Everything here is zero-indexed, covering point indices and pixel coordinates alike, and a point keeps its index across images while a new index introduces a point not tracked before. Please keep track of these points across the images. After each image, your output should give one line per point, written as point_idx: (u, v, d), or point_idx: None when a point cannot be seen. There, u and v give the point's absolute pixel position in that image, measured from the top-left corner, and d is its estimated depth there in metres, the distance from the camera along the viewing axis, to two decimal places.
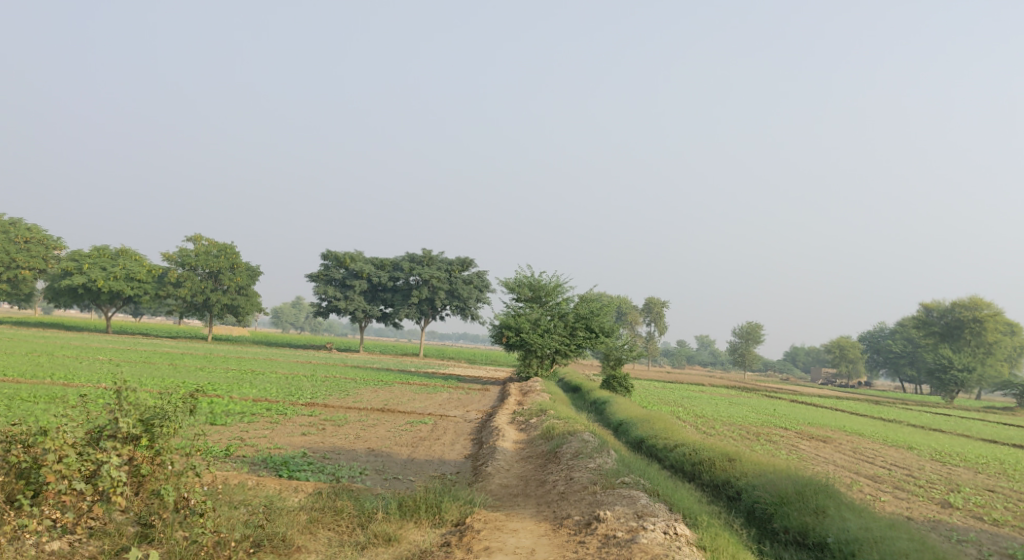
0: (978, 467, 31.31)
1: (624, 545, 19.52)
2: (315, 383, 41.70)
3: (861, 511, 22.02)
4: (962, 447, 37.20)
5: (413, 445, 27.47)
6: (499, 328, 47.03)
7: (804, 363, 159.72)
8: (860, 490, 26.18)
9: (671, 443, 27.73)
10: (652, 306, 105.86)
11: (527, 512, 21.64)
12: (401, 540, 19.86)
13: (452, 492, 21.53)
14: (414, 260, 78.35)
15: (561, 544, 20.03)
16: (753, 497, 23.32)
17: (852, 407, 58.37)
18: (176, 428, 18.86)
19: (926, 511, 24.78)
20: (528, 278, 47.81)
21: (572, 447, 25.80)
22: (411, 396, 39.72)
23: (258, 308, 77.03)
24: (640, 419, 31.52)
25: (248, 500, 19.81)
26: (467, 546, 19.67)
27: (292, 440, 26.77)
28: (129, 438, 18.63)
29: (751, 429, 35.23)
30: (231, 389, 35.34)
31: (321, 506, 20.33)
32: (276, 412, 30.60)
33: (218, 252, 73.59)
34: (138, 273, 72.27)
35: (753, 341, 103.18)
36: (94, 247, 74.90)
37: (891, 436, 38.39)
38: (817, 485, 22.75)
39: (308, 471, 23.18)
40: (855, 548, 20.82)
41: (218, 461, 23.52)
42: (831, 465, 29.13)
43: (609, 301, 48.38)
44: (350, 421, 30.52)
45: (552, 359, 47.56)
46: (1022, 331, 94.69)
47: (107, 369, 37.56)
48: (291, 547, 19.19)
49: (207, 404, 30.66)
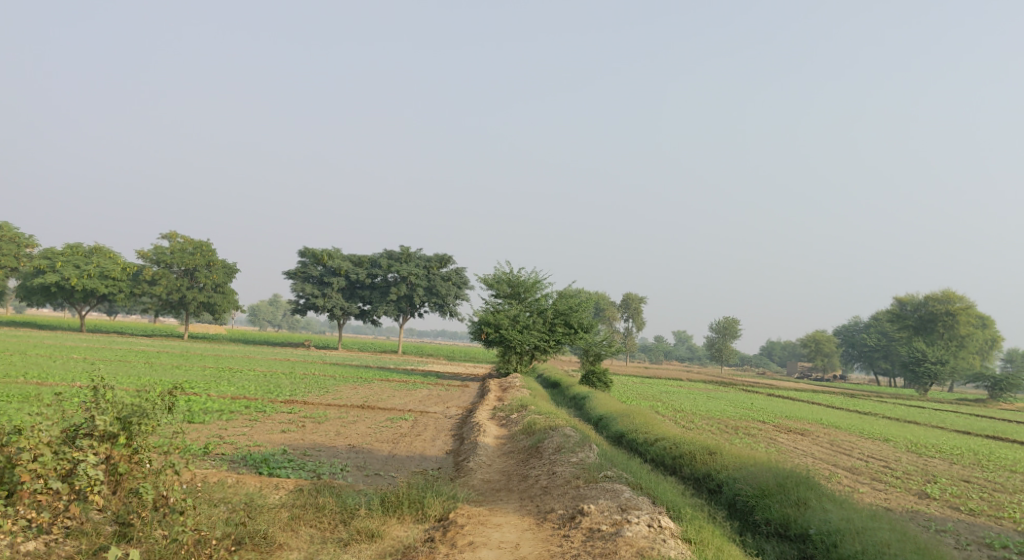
0: (954, 458, 31.45)
1: (608, 538, 19.43)
2: (293, 381, 41.43)
3: (842, 503, 22.01)
4: (937, 438, 37.38)
5: (394, 442, 27.27)
6: (478, 325, 46.81)
7: (780, 358, 160.65)
8: (838, 481, 26.22)
9: (651, 436, 27.69)
10: (630, 302, 105.95)
11: (510, 506, 21.52)
12: (385, 536, 19.69)
13: (434, 487, 21.37)
14: (392, 257, 78.06)
15: (545, 539, 19.92)
16: (734, 489, 23.31)
17: (828, 400, 58.61)
18: (154, 426, 18.64)
19: (903, 502, 24.84)
20: (507, 274, 47.60)
21: (554, 442, 25.69)
22: (390, 393, 39.50)
23: (235, 306, 76.57)
24: (620, 413, 31.47)
25: (228, 498, 19.55)
26: (451, 540, 19.54)
27: (272, 437, 26.53)
28: (106, 436, 18.37)
29: (729, 422, 35.26)
30: (208, 387, 35.02)
31: (302, 503, 20.13)
32: (255, 410, 30.36)
33: (194, 249, 73.04)
34: (113, 271, 71.64)
35: (730, 335, 103.44)
36: (67, 245, 74.18)
37: (867, 428, 38.53)
38: (798, 477, 22.77)
39: (289, 468, 23.01)
40: (836, 539, 20.80)
41: (197, 460, 23.27)
42: (809, 458, 29.19)
43: (588, 297, 48.33)
44: (329, 418, 30.29)
45: (531, 355, 47.49)
46: (994, 325, 95.44)
47: (81, 368, 37.10)
48: (273, 545, 18.97)
49: (184, 402, 30.37)
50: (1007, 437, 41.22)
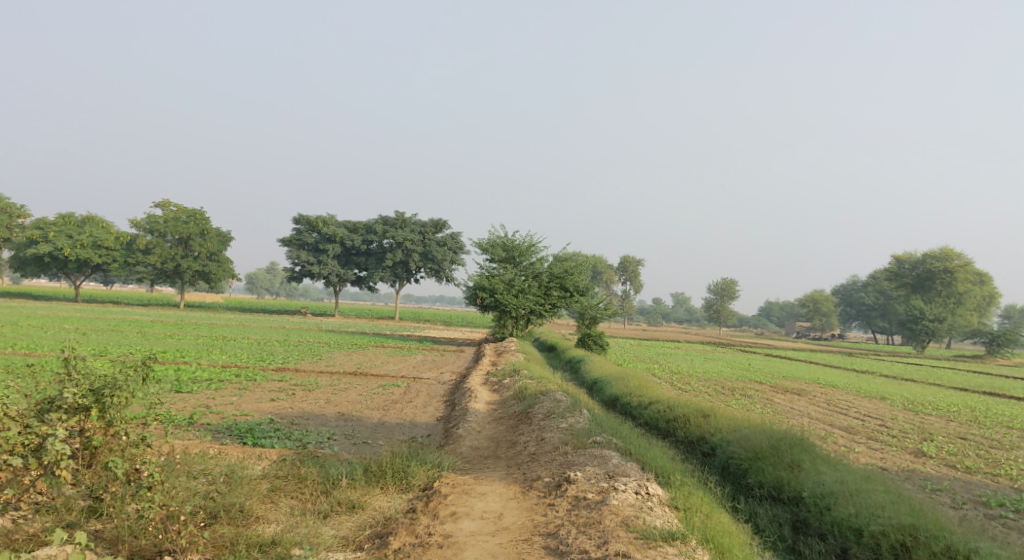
0: (950, 416, 31.09)
1: (594, 507, 19.04)
2: (287, 348, 40.99)
3: (836, 465, 21.63)
4: (933, 395, 37.08)
5: (384, 409, 26.87)
6: (473, 289, 46.20)
7: (778, 318, 160.86)
8: (834, 441, 25.89)
9: (645, 400, 27.29)
10: (627, 265, 105.52)
11: (496, 474, 21.10)
12: (366, 507, 19.32)
13: (419, 455, 20.98)
14: (387, 223, 77.36)
15: (529, 508, 19.51)
16: (728, 452, 22.89)
17: (825, 359, 58.37)
18: (128, 398, 18.07)
19: (899, 461, 24.52)
20: (502, 237, 46.87)
21: (545, 407, 25.28)
22: (385, 359, 39.03)
23: (230, 274, 75.98)
24: (615, 377, 31.01)
25: (208, 469, 19.14)
26: (432, 511, 19.15)
27: (260, 406, 26.07)
28: (78, 409, 17.86)
29: (725, 384, 34.86)
30: (199, 355, 34.62)
31: (284, 474, 19.74)
32: (244, 378, 29.92)
33: (187, 218, 72.34)
34: (106, 241, 71.15)
35: (728, 297, 103.04)
36: (60, 215, 73.39)
37: (864, 387, 38.13)
38: (792, 439, 22.40)
39: (274, 438, 22.56)
40: (830, 501, 20.41)
41: (180, 430, 22.82)
42: (805, 418, 28.87)
43: (583, 260, 47.71)
44: (320, 386, 29.78)
45: (527, 319, 47.04)
46: (992, 282, 95.26)
47: (71, 338, 36.63)
48: (250, 518, 18.53)
49: (173, 372, 29.90)
50: (1005, 393, 40.91)
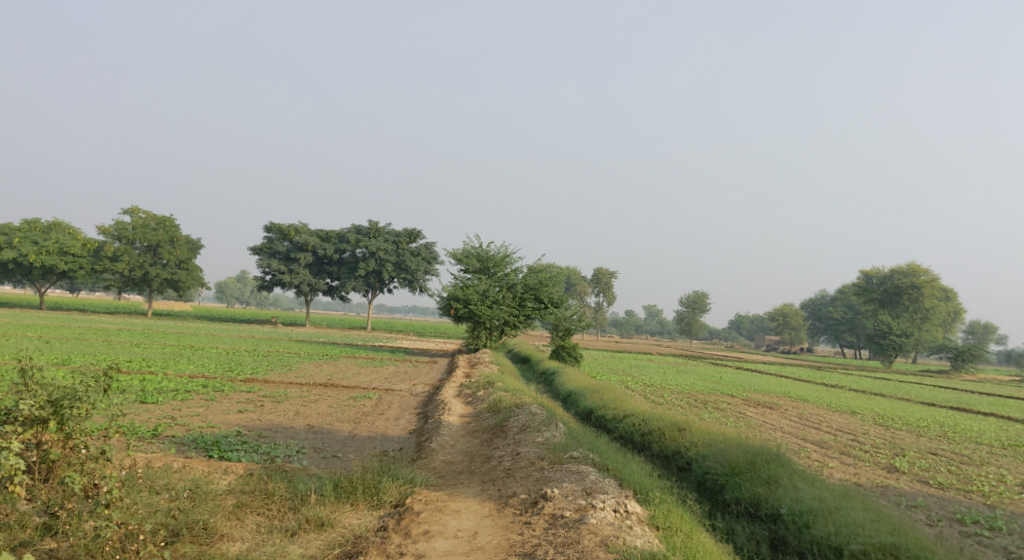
0: (920, 431, 30.84)
1: (572, 526, 18.54)
2: (256, 359, 40.27)
3: (814, 481, 21.22)
4: (904, 411, 36.81)
5: (355, 422, 26.24)
6: (447, 300, 45.54)
7: (748, 331, 161.25)
8: (807, 456, 25.50)
9: (620, 413, 26.84)
10: (600, 277, 105.26)
11: (470, 490, 20.55)
12: (335, 524, 18.74)
13: (392, 471, 20.36)
14: (360, 232, 76.71)
15: (505, 526, 18.99)
16: (704, 467, 22.49)
17: (795, 372, 58.38)
18: (88, 410, 17.45)
19: (873, 477, 24.16)
20: (476, 248, 46.33)
21: (519, 420, 24.72)
22: (356, 370, 38.36)
23: (199, 283, 74.96)
24: (590, 389, 30.60)
25: (172, 484, 18.54)
26: (405, 530, 18.56)
27: (227, 418, 25.36)
28: (36, 421, 17.18)
29: (698, 396, 34.47)
30: (165, 365, 33.78)
31: (251, 489, 19.06)
32: (212, 389, 29.16)
33: (156, 225, 71.38)
34: (72, 248, 69.62)
35: (699, 309, 102.95)
36: (25, 221, 72.06)
37: (834, 401, 37.83)
38: (768, 454, 22.02)
39: (241, 451, 21.89)
40: (809, 519, 20.00)
41: (143, 443, 22.09)
42: (778, 432, 28.47)
43: (559, 272, 47.31)
44: (289, 397, 29.15)
45: (501, 330, 46.52)
46: (958, 297, 95.86)
47: (33, 346, 35.64)
48: (214, 535, 17.90)
49: (137, 382, 29.08)
50: (973, 408, 40.76)
